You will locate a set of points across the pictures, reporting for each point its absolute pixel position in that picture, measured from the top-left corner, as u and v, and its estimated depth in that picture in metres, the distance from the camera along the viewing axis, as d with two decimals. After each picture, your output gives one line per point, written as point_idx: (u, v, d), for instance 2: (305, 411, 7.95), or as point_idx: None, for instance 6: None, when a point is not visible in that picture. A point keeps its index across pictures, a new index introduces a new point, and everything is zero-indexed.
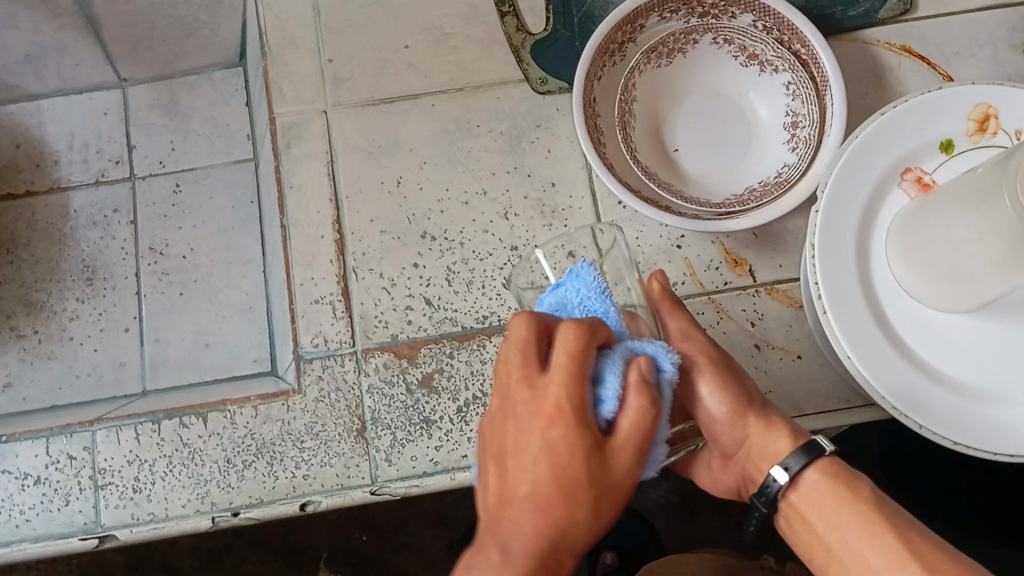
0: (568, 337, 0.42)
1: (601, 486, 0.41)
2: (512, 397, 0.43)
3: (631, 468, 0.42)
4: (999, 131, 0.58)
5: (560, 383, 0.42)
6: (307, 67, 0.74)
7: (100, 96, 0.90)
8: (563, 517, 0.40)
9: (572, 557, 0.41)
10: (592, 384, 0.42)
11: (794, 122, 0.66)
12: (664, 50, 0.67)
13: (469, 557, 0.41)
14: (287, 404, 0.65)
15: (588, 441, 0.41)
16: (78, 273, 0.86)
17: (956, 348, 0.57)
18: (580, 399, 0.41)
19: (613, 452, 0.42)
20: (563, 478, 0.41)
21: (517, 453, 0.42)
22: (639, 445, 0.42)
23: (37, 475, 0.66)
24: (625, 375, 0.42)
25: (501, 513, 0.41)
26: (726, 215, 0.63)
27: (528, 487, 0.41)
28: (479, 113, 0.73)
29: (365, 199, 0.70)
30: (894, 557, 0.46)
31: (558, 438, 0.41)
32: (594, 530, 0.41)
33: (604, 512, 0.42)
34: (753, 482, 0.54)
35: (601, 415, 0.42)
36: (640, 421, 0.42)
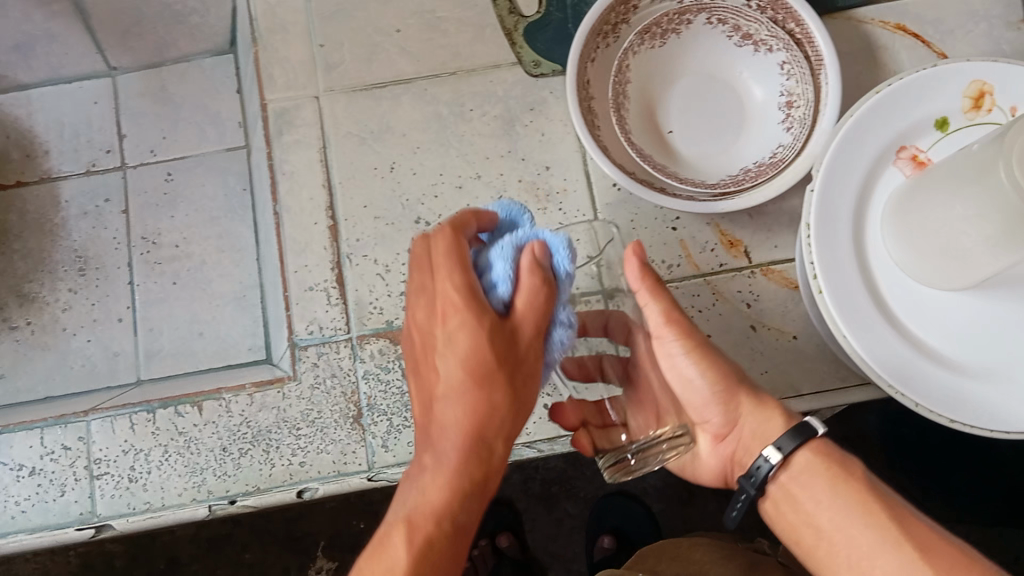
0: (441, 237, 0.43)
1: (512, 361, 0.42)
2: (420, 300, 0.45)
3: (537, 338, 0.42)
4: (994, 108, 0.58)
5: (444, 274, 0.42)
6: (299, 53, 0.73)
7: (90, 84, 0.89)
8: (480, 405, 0.42)
9: (501, 440, 0.43)
10: (479, 274, 0.43)
11: (788, 103, 0.65)
12: (658, 31, 0.67)
13: (410, 474, 0.44)
14: (282, 392, 0.65)
15: (483, 323, 0.41)
16: (70, 264, 0.85)
17: (953, 328, 0.56)
18: (467, 283, 0.42)
19: (514, 322, 0.41)
20: (470, 364, 0.41)
21: (433, 352, 0.44)
22: (538, 316, 0.41)
23: (31, 466, 0.65)
24: (515, 256, 0.42)
25: (432, 416, 0.44)
26: (722, 196, 0.63)
27: (448, 382, 0.42)
28: (472, 97, 0.72)
29: (359, 184, 0.70)
30: (890, 541, 0.44)
31: (456, 328, 0.42)
32: (514, 408, 0.42)
33: (522, 392, 0.43)
34: (742, 467, 0.52)
35: (495, 299, 0.42)
36: (533, 295, 0.41)
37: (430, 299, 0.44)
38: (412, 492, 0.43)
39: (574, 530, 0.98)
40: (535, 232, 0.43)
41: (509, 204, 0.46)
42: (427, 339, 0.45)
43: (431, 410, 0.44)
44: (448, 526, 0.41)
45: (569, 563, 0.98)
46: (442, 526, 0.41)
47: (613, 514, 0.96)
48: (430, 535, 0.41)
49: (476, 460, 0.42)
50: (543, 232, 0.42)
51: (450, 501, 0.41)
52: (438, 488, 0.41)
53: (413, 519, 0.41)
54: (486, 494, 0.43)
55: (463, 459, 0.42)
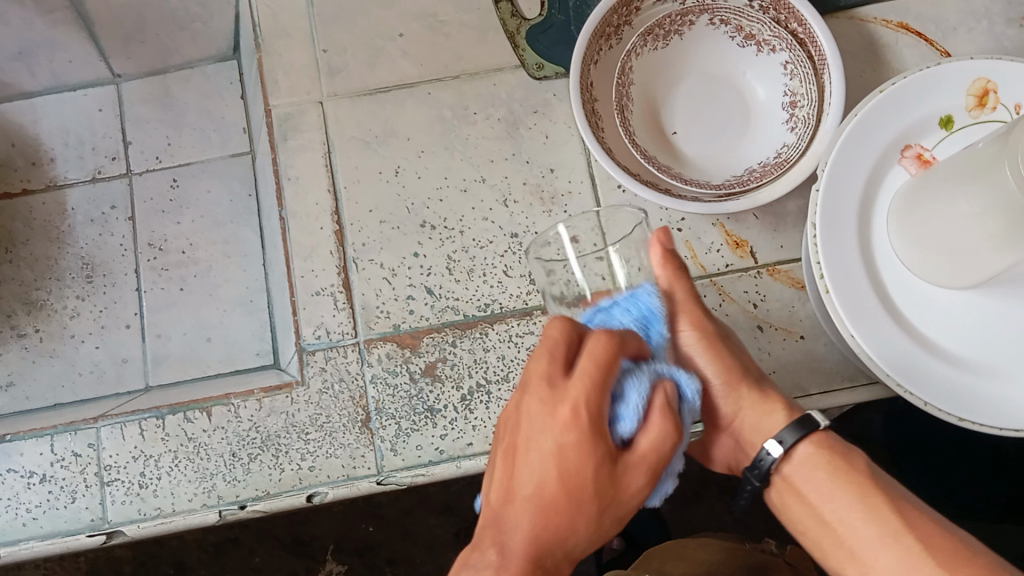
0: (596, 345, 0.42)
1: (605, 495, 0.43)
2: (531, 388, 0.44)
3: (641, 490, 0.43)
4: (998, 106, 0.58)
5: (581, 386, 0.42)
6: (302, 58, 0.74)
7: (95, 92, 0.89)
8: (565, 521, 0.42)
9: (568, 560, 0.44)
10: (609, 398, 0.43)
11: (792, 102, 0.65)
12: (661, 33, 0.67)
13: (467, 552, 0.44)
14: (291, 397, 0.65)
15: (593, 439, 0.42)
16: (77, 270, 0.85)
17: (959, 326, 0.56)
18: (599, 410, 0.42)
19: (625, 471, 0.43)
20: (564, 478, 0.42)
21: (526, 448, 0.44)
22: (654, 466, 0.43)
23: (41, 472, 0.66)
24: (648, 395, 0.43)
25: (509, 506, 0.44)
26: (726, 196, 0.63)
27: (532, 482, 0.43)
28: (475, 100, 0.72)
29: (364, 189, 0.70)
30: (889, 529, 0.48)
31: (565, 436, 0.42)
32: (601, 533, 0.44)
33: (610, 526, 0.44)
34: (744, 453, 0.57)
35: (615, 433, 0.43)
36: (658, 445, 0.42)
37: (546, 398, 0.43)
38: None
39: None
40: (665, 367, 0.45)
41: (649, 299, 0.48)
42: (523, 432, 0.44)
43: (505, 502, 0.44)
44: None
45: (575, 566, 0.97)
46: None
47: None
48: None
49: (542, 569, 0.43)
50: (677, 372, 0.46)
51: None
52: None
53: None
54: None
55: (533, 571, 0.42)
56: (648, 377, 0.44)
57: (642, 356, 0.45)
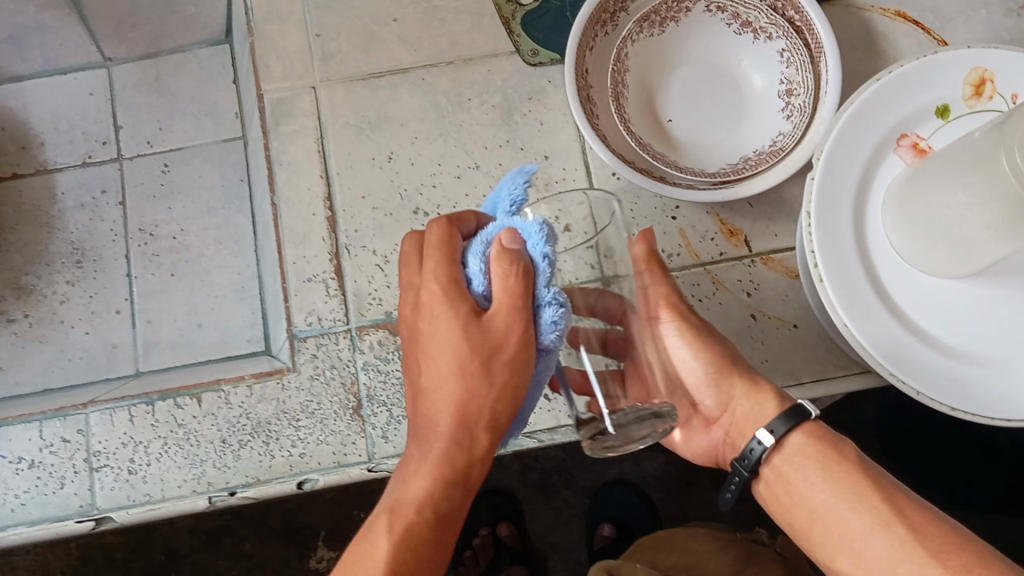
0: (432, 234, 0.44)
1: (489, 350, 0.41)
2: (405, 291, 0.47)
3: (516, 324, 0.41)
4: (994, 95, 0.58)
5: (431, 265, 0.43)
6: (295, 43, 0.73)
7: (86, 76, 0.89)
8: (461, 390, 0.42)
9: (486, 427, 0.43)
10: (454, 266, 0.43)
11: (788, 91, 0.65)
12: (656, 19, 0.67)
13: (404, 461, 0.45)
14: (281, 383, 0.65)
15: (454, 312, 0.42)
16: (68, 256, 0.85)
17: (953, 317, 0.56)
18: (449, 276, 0.43)
19: (488, 317, 0.41)
20: (453, 355, 0.43)
21: (422, 347, 0.45)
22: (516, 306, 0.41)
23: (30, 459, 0.65)
24: (487, 253, 0.42)
25: (423, 403, 0.45)
26: (722, 184, 0.63)
27: (441, 385, 0.43)
28: (470, 86, 0.72)
29: (357, 175, 0.70)
30: (879, 518, 0.47)
31: (436, 312, 0.43)
32: (508, 392, 0.42)
33: (508, 379, 0.42)
34: (733, 448, 0.56)
35: (475, 294, 0.43)
36: (504, 282, 0.41)
37: (419, 283, 0.44)
38: (402, 481, 0.44)
39: (572, 519, 0.98)
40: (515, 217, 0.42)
41: (510, 172, 0.44)
42: (413, 326, 0.45)
43: (421, 400, 0.45)
44: (431, 514, 0.43)
45: (568, 552, 0.98)
46: (425, 514, 0.43)
47: (612, 504, 0.96)
48: (409, 523, 0.43)
49: (457, 444, 0.43)
50: (516, 217, 0.42)
51: (433, 492, 0.43)
52: (424, 473, 0.43)
53: (397, 505, 0.44)
54: (468, 484, 0.44)
55: (448, 448, 0.43)
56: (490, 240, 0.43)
57: (485, 229, 0.44)
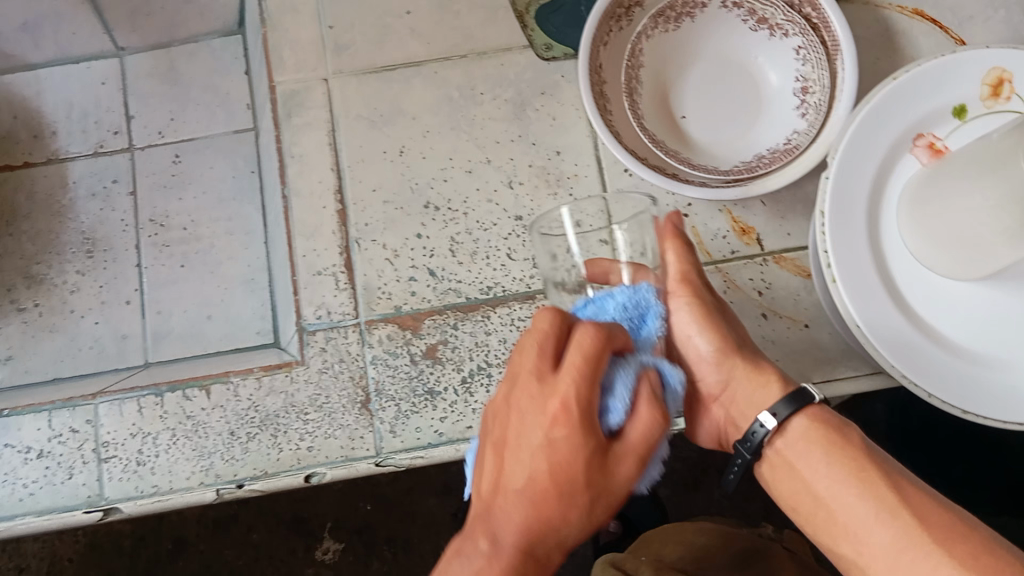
0: (584, 337, 0.42)
1: (596, 487, 0.43)
2: (520, 388, 0.44)
3: (633, 476, 0.43)
4: (1012, 96, 0.57)
5: (569, 377, 0.42)
6: (308, 35, 0.73)
7: (98, 65, 0.89)
8: (557, 516, 0.43)
9: (560, 546, 0.44)
10: (598, 393, 0.42)
11: (803, 88, 0.64)
12: (671, 15, 0.66)
13: (457, 545, 0.45)
14: (290, 376, 0.65)
15: (579, 425, 0.41)
16: (79, 245, 0.85)
17: (964, 316, 0.56)
18: (588, 400, 0.42)
19: (614, 463, 0.43)
20: (552, 481, 0.42)
21: (512, 441, 0.44)
22: (641, 454, 0.43)
23: (39, 448, 0.65)
24: (636, 386, 0.43)
25: (499, 500, 0.44)
26: (734, 182, 0.62)
27: (522, 490, 0.43)
28: (482, 80, 0.71)
29: (368, 168, 0.70)
30: (884, 504, 0.46)
31: (559, 435, 0.42)
32: (590, 526, 0.44)
33: (600, 514, 0.44)
34: (737, 428, 0.56)
35: (606, 422, 0.43)
36: (644, 433, 0.42)
37: (533, 390, 0.43)
38: (464, 570, 0.43)
39: None
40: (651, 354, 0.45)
41: (646, 299, 0.46)
42: (513, 425, 0.44)
43: (496, 490, 0.44)
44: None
45: (573, 548, 0.98)
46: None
47: None
48: None
49: (533, 559, 0.43)
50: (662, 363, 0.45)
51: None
52: None
53: None
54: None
55: (518, 557, 0.43)
56: (638, 366, 0.44)
57: (627, 348, 0.44)
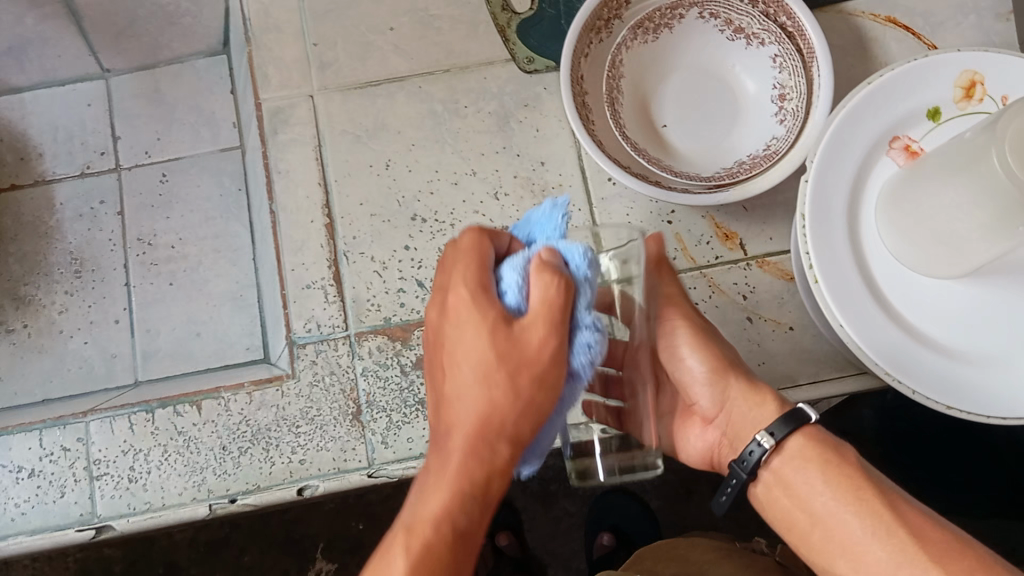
0: (466, 240, 0.43)
1: (522, 370, 0.40)
2: (436, 302, 0.45)
3: (551, 343, 0.40)
4: (985, 97, 0.58)
5: (462, 270, 0.43)
6: (293, 53, 0.74)
7: (84, 87, 0.89)
8: (489, 399, 0.41)
9: (512, 444, 0.42)
10: (490, 278, 0.43)
11: (781, 95, 0.66)
12: (650, 26, 0.67)
13: (418, 486, 0.44)
14: (281, 389, 0.65)
15: (483, 319, 0.41)
16: (66, 266, 0.85)
17: (947, 315, 0.57)
18: (480, 281, 0.42)
19: (522, 329, 0.41)
20: (479, 362, 0.41)
21: (448, 342, 0.43)
22: (554, 319, 0.40)
23: (30, 468, 0.65)
24: (525, 266, 0.42)
25: (442, 417, 0.44)
26: (717, 187, 0.63)
27: (467, 394, 0.42)
28: (466, 94, 0.72)
29: (355, 182, 0.70)
30: (882, 523, 0.46)
31: (464, 320, 0.42)
32: (533, 408, 0.41)
33: (534, 394, 0.41)
34: (731, 447, 0.56)
35: (508, 305, 0.42)
36: (546, 295, 0.40)
37: (448, 298, 0.43)
38: (416, 500, 0.43)
39: (572, 528, 0.99)
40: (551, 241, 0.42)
41: (575, 248, 0.41)
42: (433, 336, 0.46)
43: (444, 408, 0.44)
44: (450, 531, 0.41)
45: (568, 561, 0.99)
46: (443, 533, 0.41)
47: (610, 513, 0.97)
48: (428, 542, 0.41)
49: (484, 461, 0.41)
50: (561, 242, 0.42)
51: (451, 511, 0.41)
52: (441, 499, 0.41)
53: (413, 526, 0.42)
54: (488, 506, 0.43)
55: (467, 459, 0.41)
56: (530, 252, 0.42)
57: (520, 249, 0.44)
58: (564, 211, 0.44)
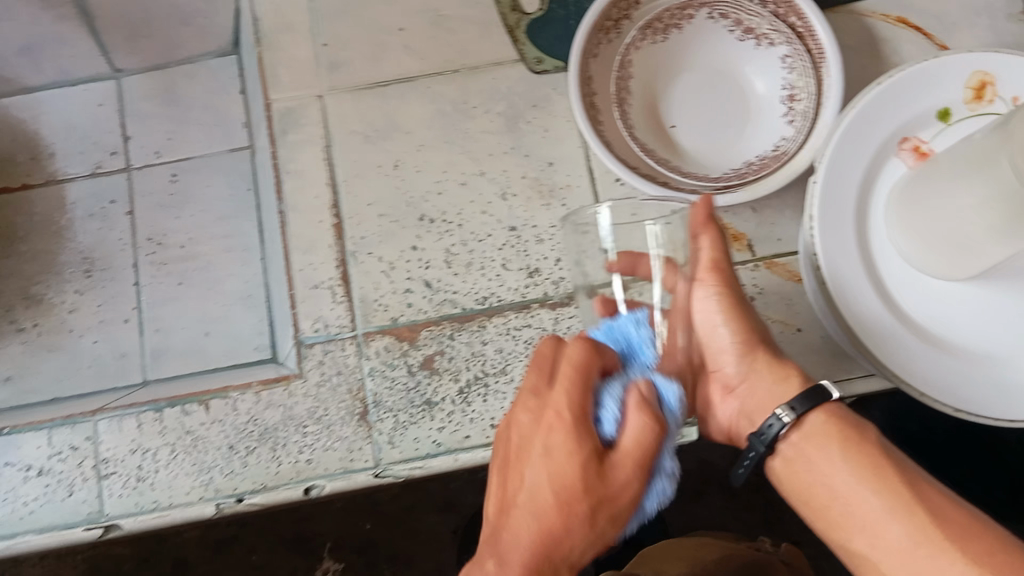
0: (573, 352, 0.46)
1: (601, 500, 0.44)
2: (523, 402, 0.48)
3: (632, 481, 0.44)
4: (995, 98, 0.58)
5: (562, 391, 0.45)
6: (303, 53, 0.74)
7: (96, 87, 0.90)
8: (564, 523, 0.44)
9: (569, 561, 0.45)
10: (590, 403, 0.45)
11: (791, 96, 0.65)
12: (659, 26, 0.67)
13: (467, 573, 0.46)
14: (289, 389, 0.65)
15: (576, 446, 0.44)
16: (77, 265, 0.85)
17: (957, 317, 0.56)
18: (579, 404, 0.45)
19: (613, 471, 0.44)
20: (563, 486, 0.44)
21: (533, 449, 0.46)
22: (641, 459, 0.43)
23: (39, 466, 0.66)
24: (624, 397, 0.45)
25: (505, 517, 0.46)
26: (725, 188, 0.63)
27: (538, 506, 0.44)
28: (475, 94, 0.72)
29: (364, 182, 0.70)
30: (901, 500, 0.46)
31: (555, 439, 0.45)
32: (599, 537, 0.45)
33: (603, 525, 0.45)
34: (748, 420, 0.55)
35: (601, 433, 0.45)
36: (640, 435, 0.43)
37: (546, 411, 0.46)
38: None
39: None
40: (649, 374, 0.46)
41: (670, 389, 0.45)
42: (517, 433, 0.48)
43: (508, 509, 0.46)
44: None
45: None
46: None
47: None
48: None
49: None
50: (655, 377, 0.46)
51: None
52: None
53: None
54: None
55: (534, 558, 0.44)
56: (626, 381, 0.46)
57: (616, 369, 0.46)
58: (652, 335, 0.48)
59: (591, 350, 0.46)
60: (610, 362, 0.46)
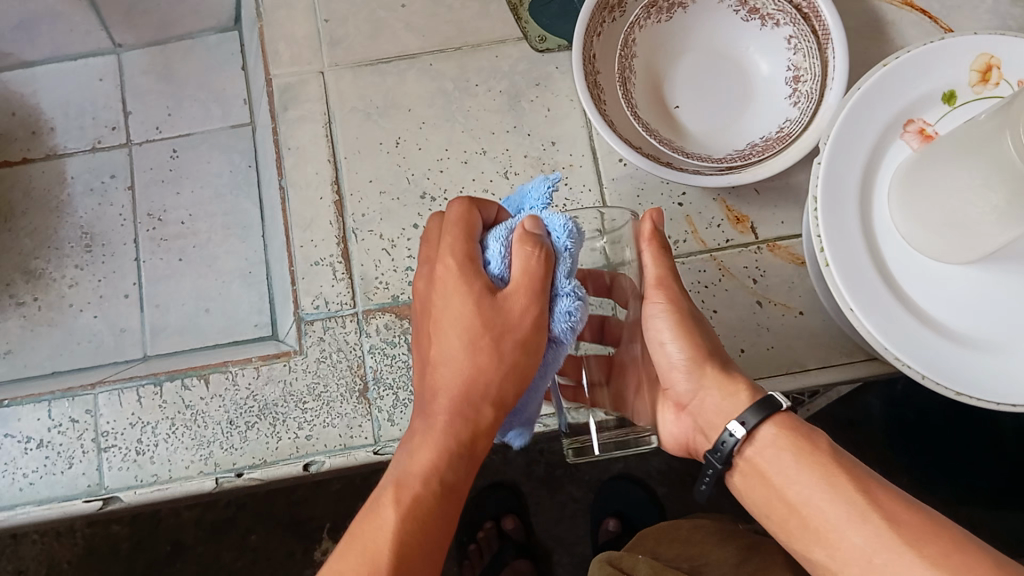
0: (454, 211, 0.46)
1: (501, 330, 0.43)
2: (429, 272, 0.48)
3: (529, 305, 0.43)
4: (1001, 81, 0.58)
5: (447, 248, 0.45)
6: (304, 29, 0.73)
7: (96, 62, 0.89)
8: (472, 369, 0.44)
9: (496, 411, 0.45)
10: (475, 243, 0.45)
11: (795, 77, 0.65)
12: (664, 5, 0.67)
13: (409, 436, 0.47)
14: (289, 365, 0.65)
15: (470, 288, 0.44)
16: (77, 241, 0.85)
17: (957, 301, 0.56)
18: (465, 253, 0.45)
19: (507, 297, 0.43)
20: (464, 327, 0.44)
21: (433, 306, 0.46)
22: (534, 286, 0.43)
23: (39, 438, 0.66)
24: (508, 236, 0.44)
25: (430, 383, 0.46)
26: (728, 170, 0.63)
27: (449, 362, 0.45)
28: (478, 73, 0.72)
29: (365, 160, 0.70)
30: (855, 507, 0.45)
31: (454, 291, 0.44)
32: (514, 371, 0.44)
33: (513, 354, 0.43)
34: (706, 439, 0.53)
35: (491, 272, 0.45)
36: (526, 264, 0.43)
37: (443, 276, 0.45)
38: (404, 456, 0.46)
39: (577, 512, 0.99)
40: (536, 213, 0.44)
41: (557, 218, 0.43)
42: (426, 308, 0.48)
43: (428, 372, 0.47)
44: (436, 486, 0.44)
45: (572, 547, 0.99)
46: (430, 487, 0.44)
47: (615, 499, 0.98)
48: (416, 493, 0.44)
49: (466, 421, 0.45)
50: (545, 218, 0.44)
51: (437, 461, 0.44)
52: (429, 450, 0.45)
53: (401, 481, 0.45)
54: (472, 455, 0.45)
55: (453, 421, 0.45)
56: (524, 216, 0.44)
57: (504, 219, 0.46)
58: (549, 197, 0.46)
59: (458, 208, 0.46)
60: (504, 219, 0.46)
